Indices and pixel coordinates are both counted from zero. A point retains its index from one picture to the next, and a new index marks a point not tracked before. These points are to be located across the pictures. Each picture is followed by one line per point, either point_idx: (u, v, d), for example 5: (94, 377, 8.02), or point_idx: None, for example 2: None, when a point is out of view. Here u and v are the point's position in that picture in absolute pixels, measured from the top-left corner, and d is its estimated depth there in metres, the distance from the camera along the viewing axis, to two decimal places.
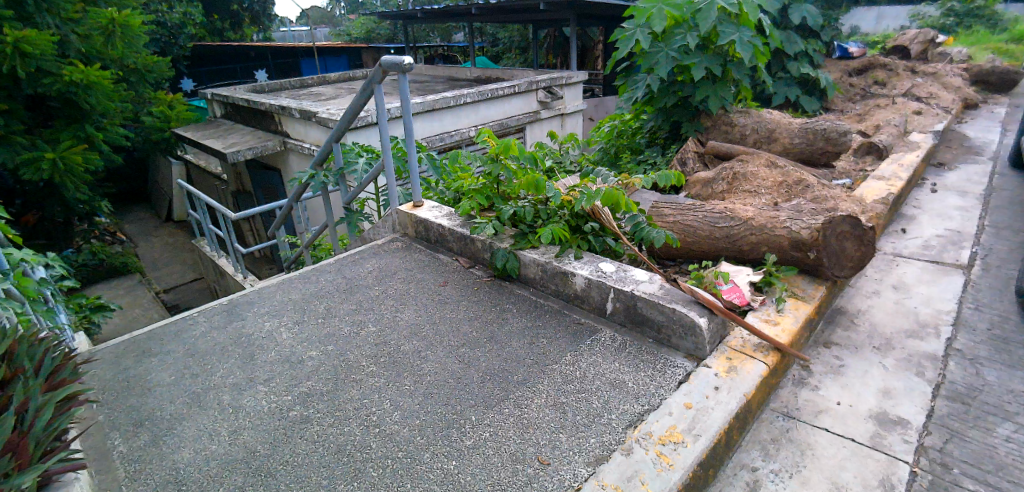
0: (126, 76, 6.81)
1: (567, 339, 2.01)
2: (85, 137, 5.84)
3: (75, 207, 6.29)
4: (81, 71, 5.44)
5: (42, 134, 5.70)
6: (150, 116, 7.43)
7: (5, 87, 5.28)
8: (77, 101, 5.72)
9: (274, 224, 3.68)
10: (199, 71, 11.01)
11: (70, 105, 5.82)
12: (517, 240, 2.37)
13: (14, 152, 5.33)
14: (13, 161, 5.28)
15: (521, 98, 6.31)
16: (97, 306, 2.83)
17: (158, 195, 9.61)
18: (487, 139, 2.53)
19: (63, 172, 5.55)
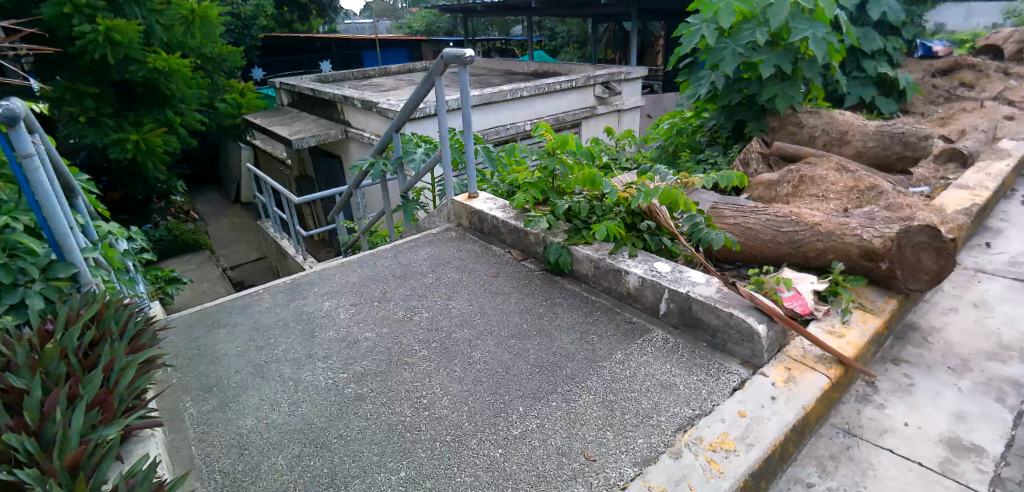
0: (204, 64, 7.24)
1: (618, 337, 1.99)
2: (165, 121, 6.26)
3: (153, 186, 6.76)
4: (164, 59, 5.82)
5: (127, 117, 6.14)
6: (223, 103, 7.88)
7: (97, 73, 5.73)
8: (159, 87, 6.13)
9: (334, 210, 3.81)
10: (269, 61, 11.60)
11: (153, 91, 6.24)
12: (571, 235, 2.36)
13: (103, 133, 5.79)
14: (101, 141, 5.74)
15: (578, 93, 6.26)
16: (172, 278, 3.03)
17: (228, 178, 10.18)
18: (544, 133, 2.53)
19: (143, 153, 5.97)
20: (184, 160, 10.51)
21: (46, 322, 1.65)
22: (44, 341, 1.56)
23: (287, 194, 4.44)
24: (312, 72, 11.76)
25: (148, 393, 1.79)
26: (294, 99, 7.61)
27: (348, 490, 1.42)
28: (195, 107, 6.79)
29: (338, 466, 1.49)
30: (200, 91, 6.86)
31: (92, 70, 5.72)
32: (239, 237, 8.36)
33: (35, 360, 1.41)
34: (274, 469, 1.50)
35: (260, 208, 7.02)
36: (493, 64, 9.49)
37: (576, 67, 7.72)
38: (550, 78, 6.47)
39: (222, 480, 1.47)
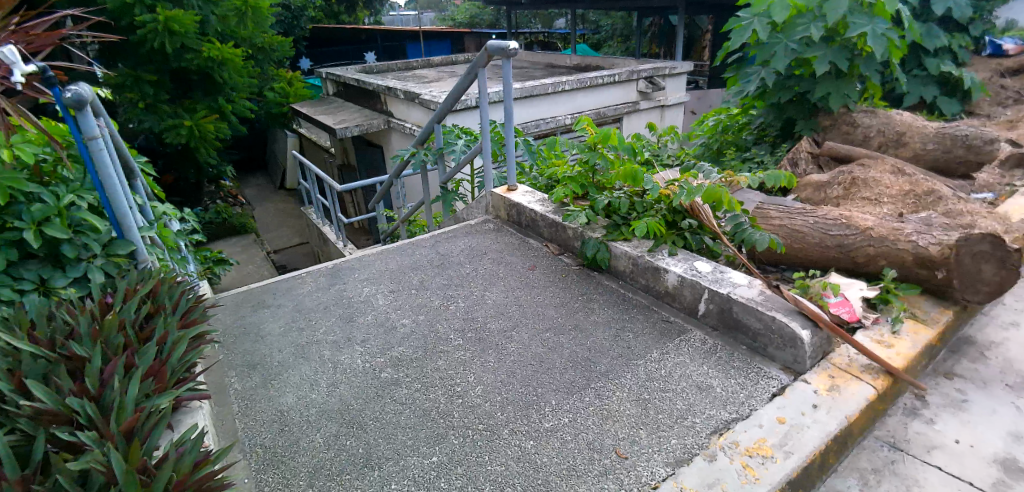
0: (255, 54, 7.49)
1: (655, 336, 1.96)
2: (217, 108, 6.50)
3: (205, 171, 7.06)
4: (218, 49, 6.05)
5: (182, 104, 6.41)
6: (272, 92, 8.13)
7: (155, 61, 5.99)
8: (212, 76, 6.37)
9: (374, 199, 3.89)
10: (316, 52, 11.91)
11: (208, 79, 6.50)
12: (609, 231, 2.33)
13: (160, 119, 6.07)
14: (159, 126, 6.02)
15: (620, 88, 6.17)
16: (220, 260, 3.16)
17: (274, 165, 10.52)
18: (586, 127, 2.50)
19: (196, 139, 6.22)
20: (233, 146, 10.93)
21: (106, 296, 1.75)
22: (104, 313, 1.65)
23: (330, 182, 4.55)
24: (357, 63, 12.00)
25: (197, 367, 1.88)
26: (339, 89, 7.78)
27: (382, 471, 1.46)
28: (245, 96, 7.03)
29: (373, 447, 1.54)
30: (250, 81, 7.09)
31: (150, 58, 5.99)
32: (283, 222, 8.63)
33: (96, 330, 1.50)
34: (312, 447, 1.55)
35: (303, 195, 7.23)
36: (535, 57, 9.44)
37: (619, 62, 7.60)
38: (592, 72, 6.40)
39: (263, 454, 1.54)
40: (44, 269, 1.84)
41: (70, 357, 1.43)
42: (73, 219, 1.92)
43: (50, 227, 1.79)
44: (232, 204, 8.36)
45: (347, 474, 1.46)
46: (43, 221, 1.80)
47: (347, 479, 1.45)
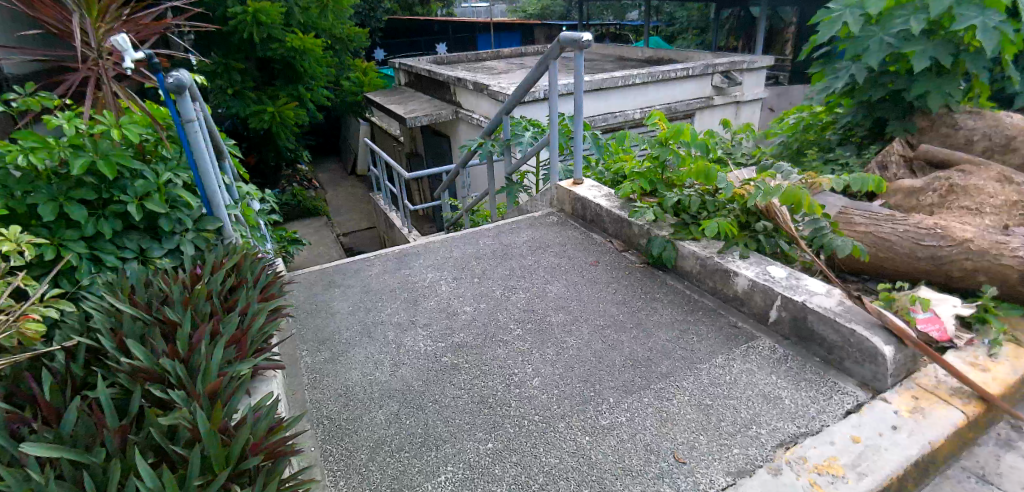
0: (333, 44, 7.83)
1: (720, 340, 1.89)
2: (297, 96, 6.85)
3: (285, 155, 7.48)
4: (300, 39, 6.37)
5: (265, 91, 6.80)
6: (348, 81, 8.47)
7: (244, 50, 6.40)
8: (294, 65, 6.72)
9: (440, 188, 3.99)
10: (391, 42, 12.29)
11: (289, 68, 6.85)
12: (677, 229, 2.26)
13: (246, 104, 6.48)
14: (244, 112, 6.44)
15: (693, 82, 5.96)
16: (294, 239, 3.33)
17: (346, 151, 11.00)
18: (657, 122, 2.44)
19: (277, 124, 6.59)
20: (310, 132, 11.51)
21: (196, 267, 1.89)
22: (195, 283, 1.79)
23: (399, 169, 4.69)
24: (429, 54, 12.28)
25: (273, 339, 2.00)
26: (410, 79, 8.00)
27: (439, 452, 1.50)
28: (323, 84, 7.38)
29: (431, 428, 1.58)
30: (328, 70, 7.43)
31: (241, 48, 6.42)
32: (352, 206, 9.02)
33: (187, 297, 1.63)
34: (374, 422, 1.62)
35: (373, 181, 7.52)
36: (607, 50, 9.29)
37: (694, 55, 7.34)
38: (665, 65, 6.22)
39: (329, 425, 1.62)
40: (144, 240, 2.01)
41: (165, 321, 1.56)
42: (170, 195, 2.09)
43: (150, 202, 1.96)
44: (308, 187, 8.83)
45: (406, 452, 1.52)
46: (144, 196, 1.97)
47: (406, 456, 1.50)
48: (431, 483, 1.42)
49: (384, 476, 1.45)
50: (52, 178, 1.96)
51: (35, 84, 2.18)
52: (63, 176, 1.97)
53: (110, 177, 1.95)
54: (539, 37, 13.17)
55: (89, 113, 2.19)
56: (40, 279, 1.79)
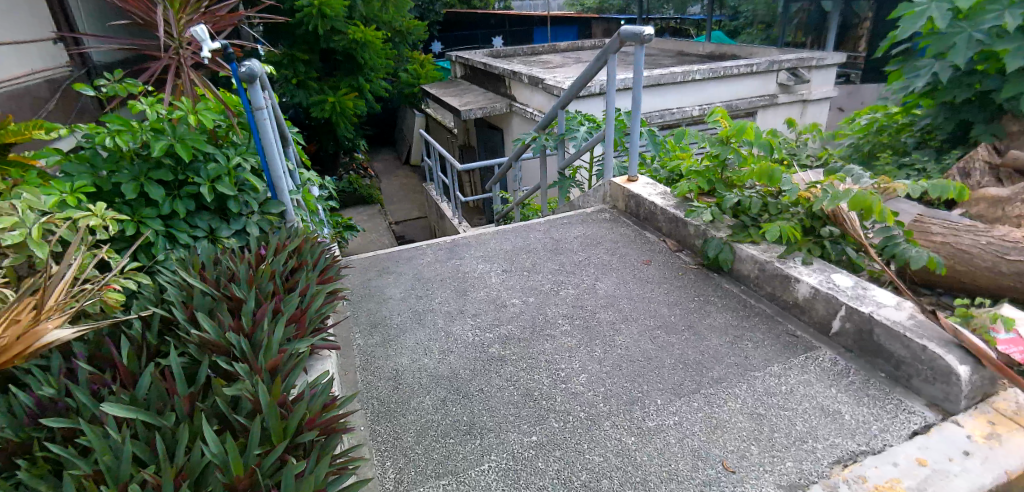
0: (393, 37, 8.02)
1: (776, 348, 1.82)
2: (357, 87, 7.07)
3: (343, 144, 7.74)
4: (362, 31, 6.57)
5: (328, 82, 7.05)
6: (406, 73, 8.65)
7: (309, 42, 6.66)
8: (354, 56, 6.92)
9: (493, 181, 4.03)
10: (448, 36, 12.46)
11: (351, 60, 7.07)
12: (736, 231, 2.19)
13: (310, 94, 6.75)
14: (308, 101, 6.71)
15: (757, 79, 5.73)
16: (349, 226, 3.44)
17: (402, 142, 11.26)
18: (719, 120, 2.37)
19: (337, 113, 6.83)
20: (368, 122, 11.85)
21: (261, 248, 1.98)
22: (259, 262, 1.88)
23: (452, 161, 4.76)
24: (485, 48, 12.37)
25: (329, 319, 2.07)
26: (466, 72, 8.09)
27: (483, 441, 1.53)
28: (382, 76, 7.57)
29: (476, 417, 1.61)
30: (388, 62, 7.62)
31: (306, 40, 6.69)
32: (404, 196, 9.23)
33: (252, 276, 1.71)
34: (421, 407, 1.66)
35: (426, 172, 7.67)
36: (667, 44, 9.06)
37: (759, 51, 7.04)
38: (727, 61, 6.01)
39: (378, 406, 1.68)
40: (213, 220, 2.13)
41: (231, 297, 1.65)
42: (239, 179, 2.20)
43: (220, 184, 2.07)
44: (364, 175, 9.10)
45: (451, 438, 1.54)
46: (215, 179, 2.09)
47: (451, 442, 1.53)
48: (474, 470, 1.44)
49: (429, 460, 1.48)
50: (134, 159, 2.10)
51: (123, 71, 2.35)
52: (144, 157, 2.11)
53: (186, 160, 2.08)
54: (597, 30, 12.99)
55: (169, 99, 2.33)
56: (121, 253, 1.93)
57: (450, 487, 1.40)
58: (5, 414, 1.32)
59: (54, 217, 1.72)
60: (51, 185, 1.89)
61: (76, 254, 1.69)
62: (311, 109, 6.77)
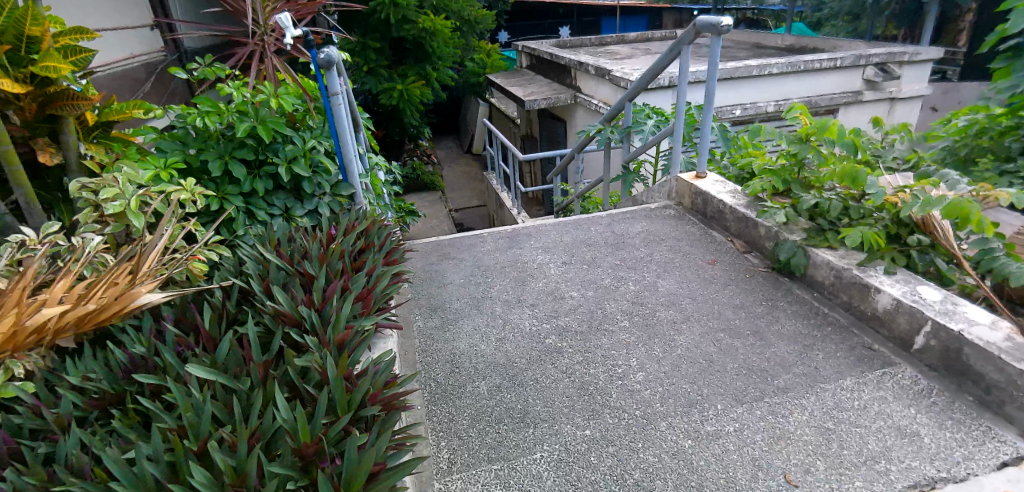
0: (461, 26, 8.14)
1: (849, 361, 1.72)
2: (424, 75, 7.21)
3: (409, 131, 7.94)
4: (431, 20, 6.71)
5: (396, 70, 7.25)
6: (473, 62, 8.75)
7: (381, 31, 6.86)
8: (423, 45, 7.07)
9: (555, 172, 4.08)
10: (515, 25, 12.46)
11: (420, 48, 7.22)
12: (812, 235, 2.08)
13: (379, 81, 6.97)
14: (377, 88, 6.93)
15: (840, 75, 5.39)
16: (411, 211, 3.53)
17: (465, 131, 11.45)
18: (799, 116, 2.24)
19: (404, 101, 7.01)
20: (433, 110, 12.10)
21: (331, 228, 2.07)
22: (330, 242, 1.97)
23: (514, 151, 4.78)
24: (551, 37, 12.26)
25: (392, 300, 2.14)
26: (532, 62, 8.07)
27: (536, 430, 1.53)
28: (449, 65, 7.68)
29: (531, 406, 1.62)
30: (455, 51, 7.75)
31: (378, 28, 6.90)
32: (464, 184, 9.38)
33: (324, 255, 1.79)
34: (477, 392, 1.69)
35: (487, 161, 7.77)
36: (744, 36, 8.66)
37: (845, 44, 6.60)
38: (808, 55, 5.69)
39: (436, 387, 1.72)
40: (289, 200, 2.25)
41: (304, 273, 1.73)
42: (314, 161, 2.31)
43: (297, 165, 2.18)
44: (427, 162, 9.30)
45: (504, 425, 1.56)
46: (292, 159, 2.20)
47: (505, 429, 1.55)
48: (527, 459, 1.45)
49: (483, 444, 1.51)
50: (220, 139, 2.24)
51: (213, 56, 2.51)
52: (229, 137, 2.25)
53: (266, 141, 2.20)
54: (667, 21, 12.58)
55: (252, 83, 2.45)
56: (206, 226, 2.08)
57: (502, 472, 1.42)
58: (102, 367, 1.45)
59: (150, 190, 1.86)
60: (148, 161, 2.05)
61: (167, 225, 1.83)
62: (379, 96, 6.99)
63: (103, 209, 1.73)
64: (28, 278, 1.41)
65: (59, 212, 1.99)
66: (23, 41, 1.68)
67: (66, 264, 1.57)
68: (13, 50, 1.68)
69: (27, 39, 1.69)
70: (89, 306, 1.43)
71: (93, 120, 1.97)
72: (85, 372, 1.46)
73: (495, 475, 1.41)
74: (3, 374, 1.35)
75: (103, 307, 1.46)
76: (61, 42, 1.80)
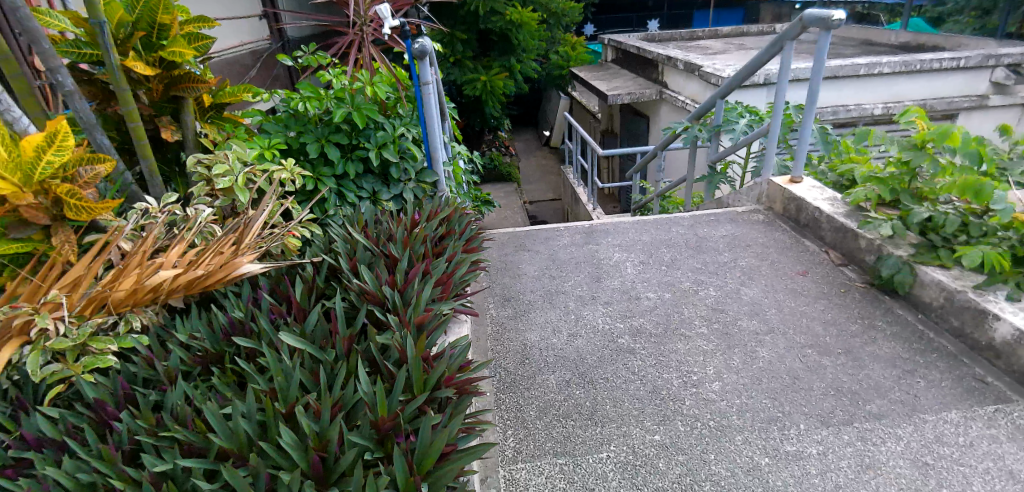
0: (548, 18, 8.21)
1: (956, 392, 1.56)
2: (508, 67, 7.36)
3: (489, 122, 8.09)
4: (519, 12, 6.80)
5: (481, 61, 7.41)
6: (556, 55, 8.76)
7: (468, 22, 7.02)
8: (509, 37, 7.19)
9: (638, 168, 4.07)
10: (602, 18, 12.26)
11: (505, 40, 7.34)
12: (921, 251, 1.91)
13: (465, 71, 7.15)
14: (462, 78, 7.12)
15: (963, 76, 4.87)
16: (486, 201, 3.59)
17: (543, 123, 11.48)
18: (916, 120, 2.06)
19: (486, 91, 7.16)
20: (513, 102, 12.22)
21: (415, 213, 2.16)
22: (413, 226, 2.05)
23: (594, 146, 4.73)
24: (638, 31, 11.95)
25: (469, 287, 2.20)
26: (618, 56, 7.92)
27: (604, 429, 1.52)
28: (533, 57, 7.76)
29: (600, 405, 1.60)
30: (540, 43, 7.81)
31: (466, 20, 7.09)
32: (538, 178, 9.43)
33: (408, 239, 1.86)
34: (546, 385, 1.70)
35: (566, 154, 7.76)
36: (852, 32, 8.02)
37: (971, 43, 5.94)
38: (926, 53, 5.18)
39: (505, 376, 1.75)
40: (376, 184, 2.37)
41: (388, 255, 1.81)
42: (402, 147, 2.41)
43: (386, 150, 2.29)
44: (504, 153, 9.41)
45: (572, 420, 1.56)
46: (382, 145, 2.31)
47: (572, 424, 1.54)
48: (593, 457, 1.44)
49: (550, 437, 1.51)
50: (318, 123, 2.39)
51: (316, 45, 2.67)
52: (325, 122, 2.39)
53: (359, 127, 2.32)
54: (765, 14, 11.87)
55: (350, 71, 2.65)
56: (302, 205, 2.22)
57: (567, 467, 1.41)
58: (207, 328, 1.57)
59: (255, 168, 2.01)
60: (254, 141, 2.21)
61: (268, 202, 1.97)
62: (463, 87, 7.17)
63: (214, 184, 1.90)
64: (149, 242, 1.57)
65: (176, 184, 2.21)
66: (155, 29, 1.86)
67: (181, 231, 1.73)
68: (147, 36, 1.87)
69: (159, 27, 1.86)
70: (198, 272, 1.58)
71: (208, 102, 2.16)
72: (191, 330, 1.60)
73: (560, 469, 1.41)
74: (124, 326, 1.51)
75: (209, 274, 1.60)
76: (186, 29, 1.98)
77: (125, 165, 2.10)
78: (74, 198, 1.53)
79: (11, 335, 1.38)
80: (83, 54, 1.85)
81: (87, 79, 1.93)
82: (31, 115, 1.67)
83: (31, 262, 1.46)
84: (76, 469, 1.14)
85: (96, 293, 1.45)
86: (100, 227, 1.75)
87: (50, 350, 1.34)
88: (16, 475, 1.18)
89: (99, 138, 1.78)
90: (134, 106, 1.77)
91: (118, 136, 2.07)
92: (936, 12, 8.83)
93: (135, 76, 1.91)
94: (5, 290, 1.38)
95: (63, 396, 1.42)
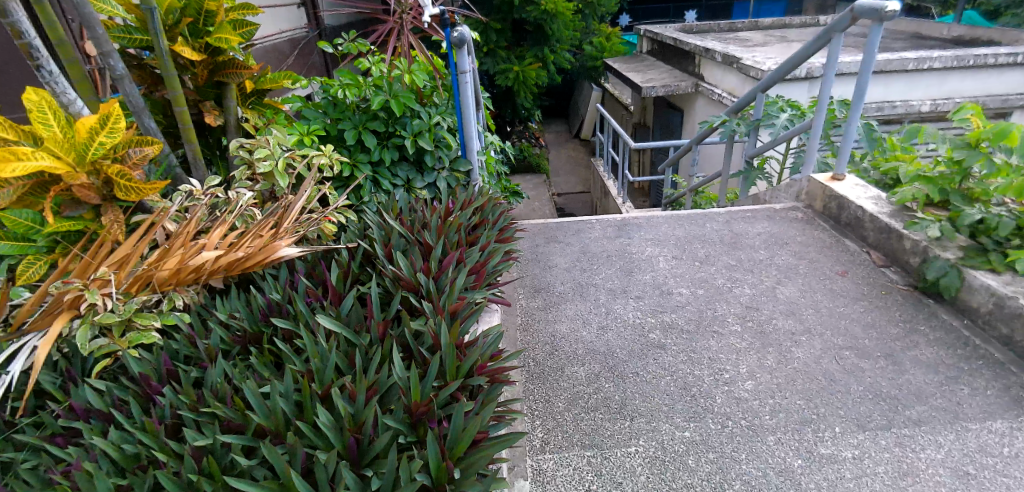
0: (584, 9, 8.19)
1: (1002, 402, 1.50)
2: (541, 58, 7.35)
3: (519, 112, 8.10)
4: (555, 2, 6.78)
5: (514, 51, 7.41)
6: (590, 46, 8.70)
7: (504, 12, 7.05)
8: (544, 27, 7.18)
9: (670, 162, 4.03)
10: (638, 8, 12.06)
11: (539, 30, 7.33)
12: (971, 254, 1.84)
13: (498, 61, 7.18)
14: (495, 68, 7.15)
15: (1021, 73, 4.63)
16: (515, 192, 3.60)
17: (573, 116, 11.41)
18: (971, 118, 1.98)
19: (518, 81, 7.16)
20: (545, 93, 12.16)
21: (449, 201, 2.20)
22: (447, 215, 2.10)
23: (626, 140, 4.65)
24: (674, 22, 11.73)
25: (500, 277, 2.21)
26: (653, 47, 7.80)
27: (633, 424, 1.51)
28: (566, 48, 7.72)
29: (629, 399, 1.60)
30: (574, 34, 7.78)
31: (501, 9, 7.10)
32: (567, 170, 9.38)
33: (442, 227, 1.89)
34: (575, 377, 1.70)
35: (596, 147, 7.70)
36: (902, 24, 7.68)
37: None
38: (981, 48, 4.94)
39: (535, 367, 1.75)
40: (411, 172, 2.44)
41: (423, 242, 1.84)
42: (437, 136, 2.47)
43: (421, 139, 2.36)
44: (534, 144, 9.38)
45: (601, 413, 1.56)
46: (418, 133, 2.38)
47: (601, 417, 1.54)
48: (621, 451, 1.43)
49: (577, 429, 1.51)
50: (355, 110, 2.45)
51: (357, 33, 2.71)
52: (363, 109, 2.45)
53: (396, 115, 2.38)
54: (807, 6, 11.48)
55: (390, 58, 2.70)
56: (338, 190, 2.27)
57: (594, 460, 1.41)
58: (247, 309, 1.61)
59: (294, 153, 2.07)
60: (294, 127, 2.27)
61: (307, 187, 2.02)
62: (496, 77, 7.19)
63: (255, 168, 1.95)
64: (193, 223, 1.62)
65: (217, 167, 2.27)
66: (202, 15, 1.90)
67: (223, 214, 1.77)
68: (194, 23, 1.91)
69: (206, 13, 1.90)
70: (238, 254, 1.62)
71: (250, 88, 2.20)
72: (231, 310, 1.64)
73: (588, 461, 1.41)
74: (168, 304, 1.56)
75: (249, 256, 1.64)
76: (231, 16, 2.02)
77: (170, 148, 2.17)
78: (124, 179, 1.58)
79: (62, 309, 1.42)
80: (134, 39, 1.90)
81: (137, 64, 1.99)
82: (84, 98, 1.73)
83: (82, 240, 1.52)
84: (122, 440, 1.19)
85: (142, 272, 1.49)
86: (147, 208, 1.81)
87: (98, 325, 1.39)
88: (67, 444, 1.24)
89: (146, 122, 1.84)
90: (180, 90, 1.82)
91: (165, 120, 2.13)
92: (992, 5, 8.40)
93: (182, 62, 1.98)
94: (59, 266, 1.44)
95: (109, 370, 1.48)
